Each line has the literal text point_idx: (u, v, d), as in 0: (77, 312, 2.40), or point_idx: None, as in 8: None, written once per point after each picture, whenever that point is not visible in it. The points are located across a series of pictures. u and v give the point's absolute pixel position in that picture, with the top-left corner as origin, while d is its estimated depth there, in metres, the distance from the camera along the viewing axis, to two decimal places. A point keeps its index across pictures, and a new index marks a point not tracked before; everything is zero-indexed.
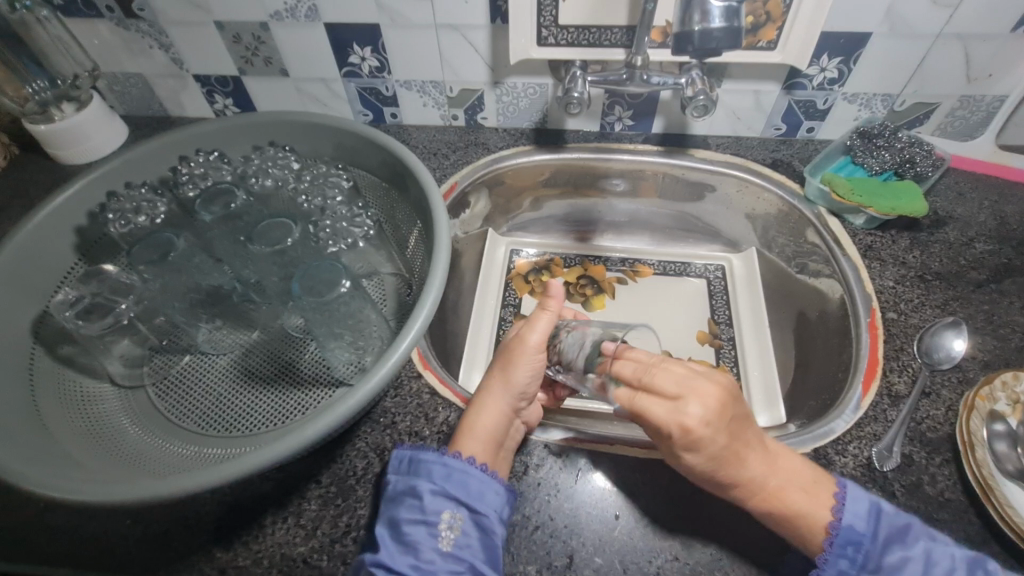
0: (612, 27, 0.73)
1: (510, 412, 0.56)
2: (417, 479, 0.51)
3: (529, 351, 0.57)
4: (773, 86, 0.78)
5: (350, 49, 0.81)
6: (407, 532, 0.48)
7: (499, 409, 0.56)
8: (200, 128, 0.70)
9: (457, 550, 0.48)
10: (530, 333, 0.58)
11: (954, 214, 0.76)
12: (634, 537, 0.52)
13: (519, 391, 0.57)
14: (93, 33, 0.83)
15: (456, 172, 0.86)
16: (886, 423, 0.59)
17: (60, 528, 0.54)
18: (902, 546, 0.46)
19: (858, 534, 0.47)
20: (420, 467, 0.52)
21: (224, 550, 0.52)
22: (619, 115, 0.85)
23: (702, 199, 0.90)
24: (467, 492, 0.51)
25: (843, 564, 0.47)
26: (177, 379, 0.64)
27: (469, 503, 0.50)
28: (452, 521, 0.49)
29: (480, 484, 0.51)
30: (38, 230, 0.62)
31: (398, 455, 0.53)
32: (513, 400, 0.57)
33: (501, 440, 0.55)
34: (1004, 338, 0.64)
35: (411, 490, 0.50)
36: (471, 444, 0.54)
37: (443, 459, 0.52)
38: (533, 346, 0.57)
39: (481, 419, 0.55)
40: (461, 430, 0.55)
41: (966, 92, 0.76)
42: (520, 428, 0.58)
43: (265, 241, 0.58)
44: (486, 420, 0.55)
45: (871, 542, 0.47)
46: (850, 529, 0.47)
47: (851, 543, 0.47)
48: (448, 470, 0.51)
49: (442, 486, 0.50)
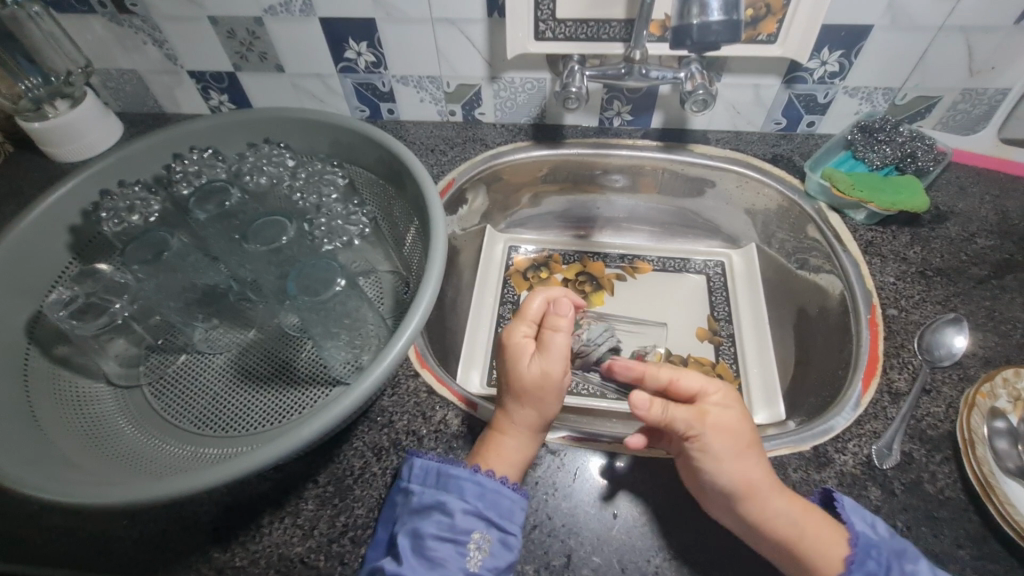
0: (610, 20, 0.72)
1: (536, 436, 0.56)
2: (445, 496, 0.52)
3: (556, 382, 0.58)
4: (773, 80, 0.77)
5: (345, 44, 0.80)
6: (434, 548, 0.50)
7: (528, 435, 0.56)
8: (193, 125, 0.69)
9: (484, 571, 0.49)
10: (553, 364, 0.58)
11: (956, 210, 0.76)
12: (632, 536, 0.52)
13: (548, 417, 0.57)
14: (86, 29, 0.82)
15: (454, 169, 0.85)
16: (886, 420, 0.58)
17: (57, 528, 0.54)
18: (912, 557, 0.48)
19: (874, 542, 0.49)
20: (450, 483, 0.52)
21: (221, 550, 0.52)
22: (618, 109, 0.84)
23: (702, 195, 0.89)
24: (498, 511, 0.51)
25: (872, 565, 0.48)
26: (173, 378, 0.64)
27: (498, 523, 0.51)
28: (481, 542, 0.50)
29: (512, 504, 0.52)
30: (32, 229, 0.62)
31: (424, 466, 0.53)
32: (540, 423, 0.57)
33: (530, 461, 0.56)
34: (1005, 335, 0.64)
35: (440, 506, 0.51)
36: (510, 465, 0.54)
37: (476, 477, 0.52)
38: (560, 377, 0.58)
39: (517, 449, 0.55)
40: (493, 450, 0.55)
41: (968, 85, 0.76)
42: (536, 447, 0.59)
43: (260, 240, 0.57)
44: (522, 451, 0.55)
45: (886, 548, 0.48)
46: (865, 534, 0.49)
47: (873, 548, 0.48)
48: (479, 488, 0.52)
49: (473, 505, 0.51)
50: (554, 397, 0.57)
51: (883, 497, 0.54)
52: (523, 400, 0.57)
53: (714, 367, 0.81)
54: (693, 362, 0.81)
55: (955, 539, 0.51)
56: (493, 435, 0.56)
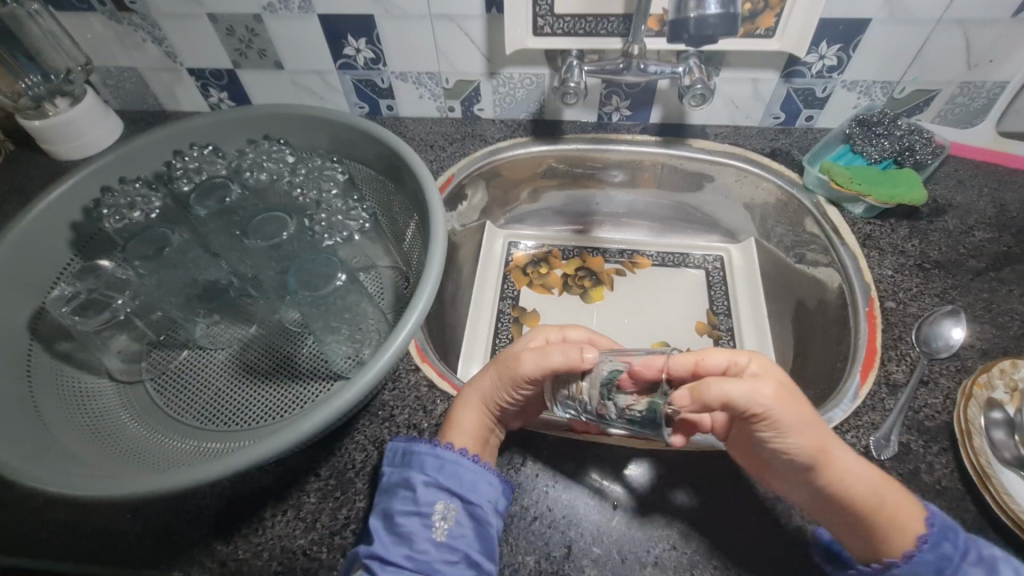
0: (609, 15, 0.72)
1: (495, 414, 0.55)
2: (409, 471, 0.51)
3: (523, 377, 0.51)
4: (771, 75, 0.78)
5: (344, 41, 0.80)
6: (401, 523, 0.48)
7: (486, 416, 0.55)
8: (193, 123, 0.70)
9: (451, 541, 0.48)
10: (531, 359, 0.51)
11: (954, 203, 0.76)
12: (631, 527, 0.53)
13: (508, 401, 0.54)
14: (85, 27, 0.82)
15: (453, 164, 0.85)
16: (884, 411, 0.59)
17: (61, 522, 0.54)
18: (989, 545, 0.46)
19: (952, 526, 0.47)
20: (413, 459, 0.52)
21: (224, 543, 0.53)
22: (617, 105, 0.85)
23: (701, 189, 0.89)
24: (460, 483, 0.51)
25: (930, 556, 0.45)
26: (175, 373, 0.64)
27: (462, 494, 0.50)
28: (446, 512, 0.49)
29: (474, 474, 0.51)
30: (34, 226, 0.62)
31: (392, 447, 0.54)
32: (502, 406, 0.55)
33: (481, 434, 0.55)
34: (1003, 326, 0.64)
35: (405, 482, 0.51)
36: (458, 436, 0.54)
37: (435, 451, 0.52)
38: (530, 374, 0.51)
39: (467, 417, 0.55)
40: (450, 419, 0.56)
41: (967, 79, 0.76)
42: (506, 428, 0.58)
43: (260, 235, 0.58)
44: (469, 421, 0.54)
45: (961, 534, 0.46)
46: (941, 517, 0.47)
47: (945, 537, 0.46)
48: (439, 461, 0.51)
49: (434, 478, 0.51)
50: (524, 389, 0.53)
51: None
52: (494, 377, 0.54)
53: None
54: None
55: None
56: (455, 405, 0.56)
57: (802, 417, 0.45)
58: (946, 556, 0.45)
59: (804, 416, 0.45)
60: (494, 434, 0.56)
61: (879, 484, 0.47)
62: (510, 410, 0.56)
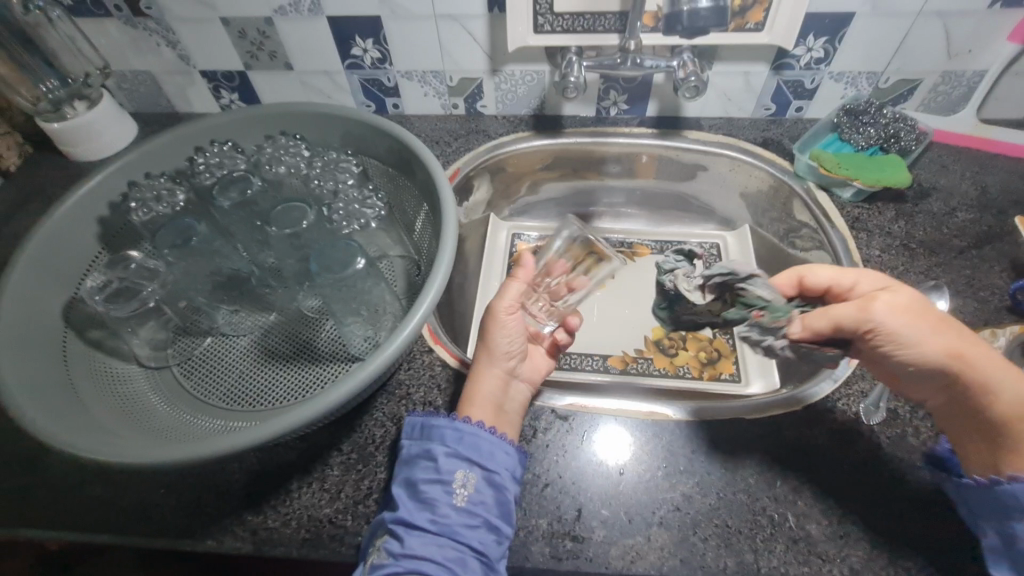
0: (605, 13, 0.75)
1: (501, 375, 0.60)
2: (430, 443, 0.54)
3: (500, 320, 0.61)
4: (762, 68, 0.81)
5: (352, 42, 0.84)
6: (424, 490, 0.51)
7: (496, 375, 0.60)
8: (213, 120, 0.73)
9: (472, 506, 0.51)
10: (497, 302, 0.62)
11: (938, 186, 0.80)
12: (637, 490, 0.56)
13: (503, 354, 0.61)
14: (101, 32, 0.85)
15: (459, 159, 0.89)
16: (872, 380, 0.62)
17: (99, 498, 0.57)
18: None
19: None
20: (432, 433, 0.55)
21: (254, 513, 0.56)
22: (614, 99, 0.88)
23: (696, 179, 0.93)
24: (479, 452, 0.53)
25: None
26: (201, 359, 0.67)
27: (481, 463, 0.53)
28: (465, 480, 0.52)
29: (491, 444, 0.54)
30: (64, 221, 0.65)
31: (410, 422, 0.57)
32: (506, 359, 0.61)
33: (498, 396, 0.59)
34: (984, 300, 0.68)
35: (426, 453, 0.54)
36: (478, 408, 0.57)
37: (454, 424, 0.55)
38: (502, 313, 0.61)
39: (476, 391, 0.59)
40: (467, 394, 0.59)
41: (948, 68, 0.80)
42: (519, 392, 0.61)
43: (282, 223, 0.62)
44: (481, 391, 0.59)
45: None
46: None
47: None
48: (459, 433, 0.54)
49: (454, 449, 0.53)
50: (514, 325, 0.62)
51: (869, 450, 0.58)
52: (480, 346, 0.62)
53: (711, 342, 0.84)
54: (692, 337, 0.84)
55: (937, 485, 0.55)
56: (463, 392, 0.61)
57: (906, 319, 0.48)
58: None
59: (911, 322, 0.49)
60: (510, 399, 0.60)
61: (1021, 407, 0.47)
62: (514, 364, 0.62)
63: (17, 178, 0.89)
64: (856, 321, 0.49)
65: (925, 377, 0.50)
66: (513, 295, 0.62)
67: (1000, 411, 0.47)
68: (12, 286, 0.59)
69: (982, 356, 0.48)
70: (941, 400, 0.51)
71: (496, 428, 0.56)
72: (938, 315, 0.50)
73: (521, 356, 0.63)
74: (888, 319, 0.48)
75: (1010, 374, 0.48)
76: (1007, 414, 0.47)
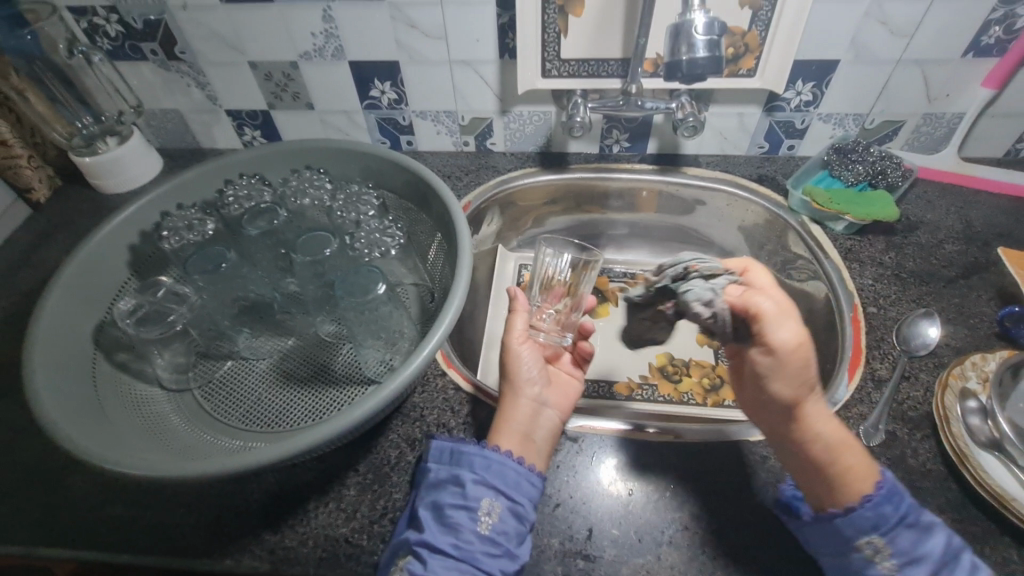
0: (608, 60, 0.81)
1: (526, 404, 0.62)
2: (458, 469, 0.56)
3: (512, 350, 0.66)
4: (755, 109, 0.87)
5: (371, 84, 0.90)
6: (450, 515, 0.53)
7: (522, 403, 0.62)
8: (241, 155, 0.77)
9: (495, 535, 0.52)
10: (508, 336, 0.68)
11: (926, 220, 0.84)
12: (646, 510, 0.58)
13: (523, 382, 0.64)
14: (136, 74, 0.91)
15: (469, 192, 0.93)
16: (871, 404, 0.65)
17: (120, 517, 0.59)
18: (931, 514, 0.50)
19: (902, 492, 0.51)
20: (461, 458, 0.56)
21: (272, 533, 0.57)
22: (617, 138, 0.94)
23: (695, 212, 0.97)
24: (505, 481, 0.55)
25: (887, 510, 0.49)
26: (220, 381, 0.69)
27: (508, 493, 0.54)
28: (491, 508, 0.53)
29: (517, 474, 0.55)
30: (98, 248, 0.69)
31: (439, 446, 0.58)
32: (528, 387, 0.64)
33: (525, 424, 0.61)
34: (974, 327, 0.71)
35: (454, 479, 0.55)
36: (506, 437, 0.59)
37: (483, 451, 0.56)
38: (514, 345, 0.67)
39: (504, 422, 0.61)
40: (495, 425, 0.61)
41: (929, 110, 0.85)
42: (546, 420, 0.62)
43: (306, 252, 0.65)
44: (508, 420, 0.60)
45: (910, 502, 0.50)
46: (894, 483, 0.51)
47: (897, 495, 0.50)
48: (487, 461, 0.56)
49: (482, 476, 0.55)
50: (526, 354, 0.67)
51: None
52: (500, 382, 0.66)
53: (714, 368, 0.87)
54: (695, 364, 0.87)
55: (937, 505, 0.57)
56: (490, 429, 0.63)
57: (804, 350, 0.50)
58: (884, 515, 0.49)
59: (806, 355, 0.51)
60: (538, 427, 0.61)
61: (835, 454, 0.52)
62: (538, 393, 0.64)
63: (47, 210, 0.93)
64: (771, 334, 0.51)
65: (773, 407, 0.54)
66: (520, 324, 0.69)
67: (820, 451, 0.52)
68: (47, 308, 0.62)
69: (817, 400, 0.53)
70: (774, 430, 0.56)
71: (523, 458, 0.57)
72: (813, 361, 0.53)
73: (543, 384, 0.66)
74: (791, 348, 0.50)
75: (835, 424, 0.53)
76: (821, 457, 0.52)
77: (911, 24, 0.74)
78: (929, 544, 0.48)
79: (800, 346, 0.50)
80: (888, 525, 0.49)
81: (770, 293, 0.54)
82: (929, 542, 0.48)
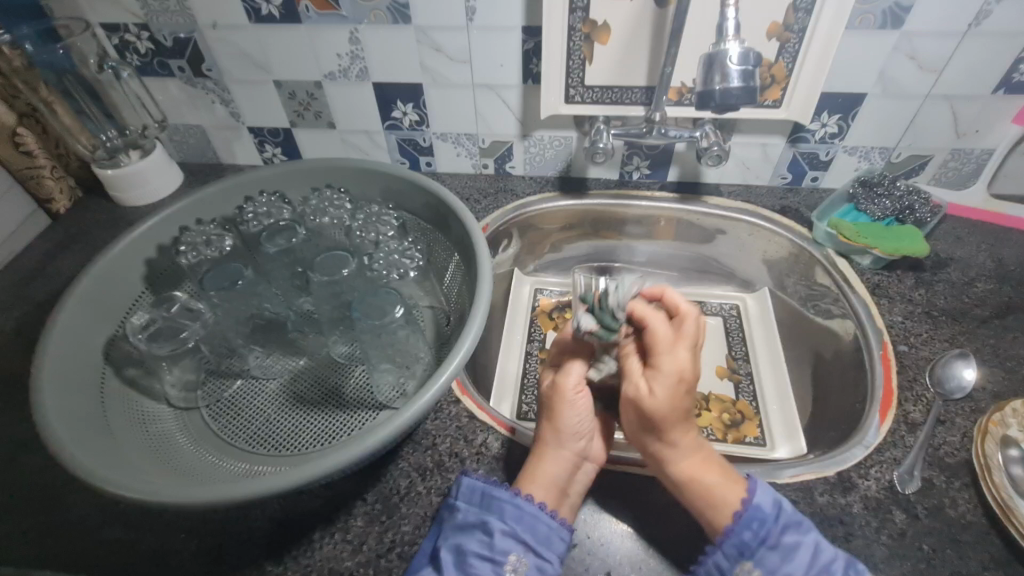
0: (633, 87, 0.81)
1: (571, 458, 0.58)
2: (487, 515, 0.54)
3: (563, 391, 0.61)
4: (779, 140, 0.86)
5: (393, 105, 0.90)
6: (474, 565, 0.51)
7: (564, 456, 0.58)
8: (262, 173, 0.77)
9: None
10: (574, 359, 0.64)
11: (955, 256, 0.82)
12: (667, 556, 0.55)
13: (568, 430, 0.59)
14: (162, 89, 0.92)
15: (488, 215, 0.92)
16: (905, 448, 0.62)
17: (118, 540, 0.57)
18: (798, 532, 0.51)
19: (763, 514, 0.52)
20: (493, 504, 0.55)
21: (275, 563, 0.55)
22: (637, 164, 0.93)
23: (715, 242, 0.96)
24: (535, 535, 0.53)
25: (746, 536, 0.51)
26: (229, 402, 0.68)
27: (536, 549, 0.52)
28: (518, 564, 0.52)
29: (549, 529, 0.53)
30: (115, 261, 0.69)
31: (470, 485, 0.56)
32: (573, 440, 0.59)
33: (564, 478, 0.57)
34: (1012, 370, 0.68)
35: (483, 525, 0.53)
36: (541, 487, 0.56)
37: (516, 501, 0.55)
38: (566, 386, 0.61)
39: (543, 471, 0.57)
40: (529, 472, 0.58)
41: (957, 146, 0.83)
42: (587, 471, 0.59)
43: (324, 271, 0.64)
44: (548, 470, 0.57)
45: (773, 522, 0.51)
46: (758, 508, 0.52)
47: (756, 519, 0.51)
48: (519, 512, 0.54)
49: (512, 527, 0.53)
50: (582, 403, 0.61)
51: (907, 521, 0.56)
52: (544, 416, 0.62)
53: (734, 404, 0.85)
54: (715, 399, 0.85)
55: (980, 562, 0.53)
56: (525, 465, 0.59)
57: (656, 420, 0.54)
58: (745, 541, 0.51)
59: (659, 422, 0.54)
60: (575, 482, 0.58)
61: (699, 487, 0.54)
62: (583, 447, 0.59)
63: (65, 220, 0.93)
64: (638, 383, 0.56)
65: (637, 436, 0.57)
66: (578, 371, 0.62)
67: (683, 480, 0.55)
68: (62, 318, 0.61)
69: (679, 437, 0.55)
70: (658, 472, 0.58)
71: (556, 513, 0.55)
72: (676, 418, 0.54)
73: (591, 437, 0.61)
74: (650, 400, 0.54)
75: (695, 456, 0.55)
76: (683, 480, 0.55)
77: (942, 59, 0.74)
78: (794, 563, 0.50)
79: (632, 407, 0.56)
80: (751, 551, 0.51)
81: (675, 343, 0.56)
82: (797, 562, 0.49)
